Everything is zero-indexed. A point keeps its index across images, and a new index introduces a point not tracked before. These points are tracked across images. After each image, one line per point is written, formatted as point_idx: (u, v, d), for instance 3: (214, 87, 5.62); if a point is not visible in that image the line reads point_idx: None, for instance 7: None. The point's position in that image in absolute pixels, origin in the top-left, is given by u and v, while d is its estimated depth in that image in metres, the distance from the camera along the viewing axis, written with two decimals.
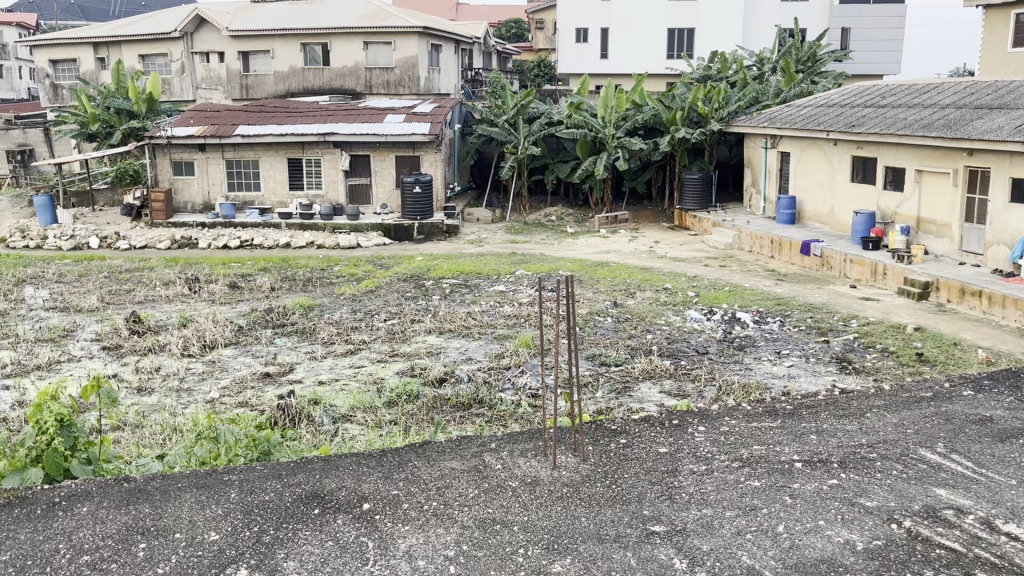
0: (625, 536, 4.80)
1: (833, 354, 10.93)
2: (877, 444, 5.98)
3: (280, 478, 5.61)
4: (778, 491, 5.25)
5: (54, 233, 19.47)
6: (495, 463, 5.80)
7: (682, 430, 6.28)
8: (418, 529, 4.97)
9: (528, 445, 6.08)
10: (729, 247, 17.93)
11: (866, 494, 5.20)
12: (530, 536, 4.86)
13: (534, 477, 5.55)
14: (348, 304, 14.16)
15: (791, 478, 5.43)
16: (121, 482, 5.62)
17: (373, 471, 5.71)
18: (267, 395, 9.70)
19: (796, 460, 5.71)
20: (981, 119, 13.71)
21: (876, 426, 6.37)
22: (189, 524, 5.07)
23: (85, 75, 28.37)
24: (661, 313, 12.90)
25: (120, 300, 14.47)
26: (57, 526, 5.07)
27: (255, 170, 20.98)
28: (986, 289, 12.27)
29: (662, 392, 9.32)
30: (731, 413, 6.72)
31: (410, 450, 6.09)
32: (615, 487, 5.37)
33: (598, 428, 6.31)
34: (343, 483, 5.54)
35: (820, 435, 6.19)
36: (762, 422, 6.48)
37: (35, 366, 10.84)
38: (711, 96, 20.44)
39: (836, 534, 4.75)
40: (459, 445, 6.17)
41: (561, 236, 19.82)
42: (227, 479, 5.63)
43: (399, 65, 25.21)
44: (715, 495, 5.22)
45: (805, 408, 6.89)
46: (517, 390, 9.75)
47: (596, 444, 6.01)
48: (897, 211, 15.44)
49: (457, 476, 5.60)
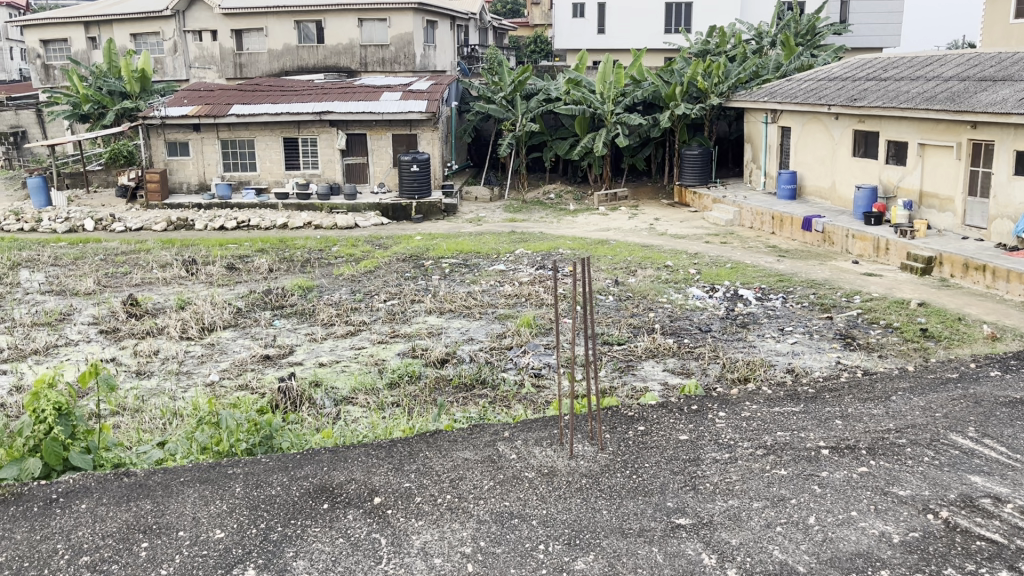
0: (649, 530, 4.65)
1: (837, 331, 10.80)
2: (905, 429, 5.82)
3: (287, 471, 5.45)
4: (807, 480, 5.10)
5: (49, 216, 19.23)
6: (509, 453, 5.63)
7: (701, 416, 6.12)
8: (432, 525, 4.81)
9: (542, 434, 5.92)
10: (730, 224, 17.73)
11: (899, 483, 5.04)
12: (551, 531, 4.70)
13: (551, 467, 5.40)
14: (347, 285, 13.97)
15: (819, 466, 5.27)
16: (120, 477, 5.44)
17: (383, 463, 5.56)
18: (267, 378, 9.58)
19: (823, 446, 5.55)
20: (985, 91, 13.46)
21: (903, 410, 6.22)
22: (192, 522, 4.91)
23: (76, 55, 28.00)
24: (663, 291, 12.73)
25: (117, 283, 14.27)
26: (54, 524, 4.91)
27: (250, 150, 20.69)
28: (991, 263, 12.12)
29: (667, 370, 9.28)
30: (751, 397, 6.55)
31: (422, 440, 5.91)
32: (637, 477, 5.22)
33: (615, 415, 6.16)
34: (352, 476, 5.38)
35: (845, 420, 6.03)
36: (785, 406, 6.33)
37: (32, 351, 10.66)
38: (711, 70, 20.13)
39: (871, 525, 4.60)
40: (471, 433, 6.01)
41: (560, 214, 19.60)
42: (231, 472, 5.46)
43: (394, 43, 24.76)
44: (740, 485, 5.07)
45: (828, 391, 6.75)
46: (520, 369, 9.66)
47: (614, 432, 5.87)
48: (899, 184, 15.22)
49: (471, 468, 5.44)
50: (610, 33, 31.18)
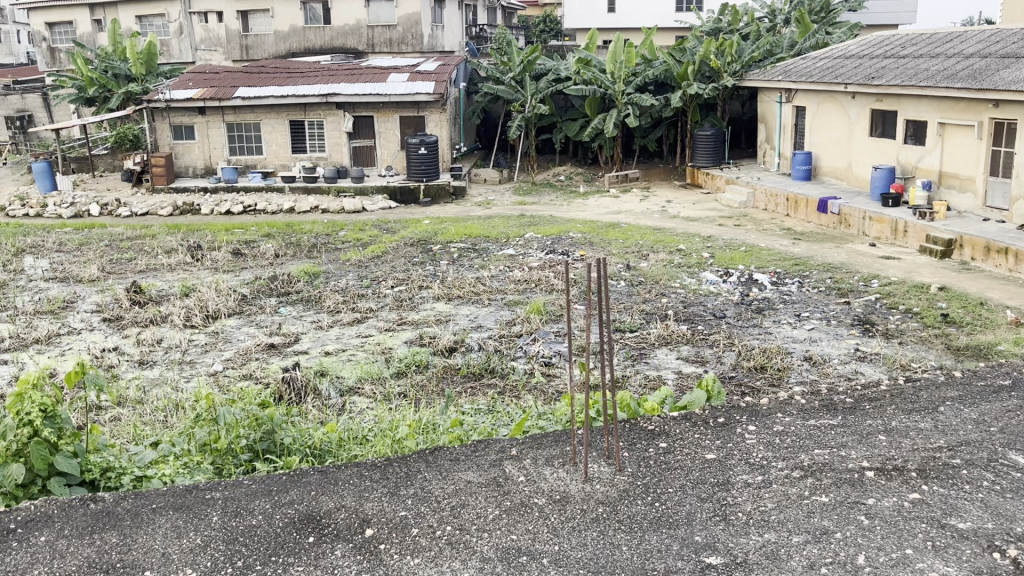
0: (676, 572, 4.23)
1: (855, 316, 10.36)
2: (960, 447, 5.38)
3: (270, 496, 5.09)
4: (851, 509, 4.67)
5: (54, 201, 18.87)
6: (517, 475, 5.23)
7: (729, 431, 5.68)
8: (429, 563, 4.42)
9: (553, 452, 5.50)
10: (743, 206, 17.23)
11: (957, 513, 4.59)
12: (563, 572, 4.29)
13: (563, 493, 4.98)
14: (354, 270, 13.57)
15: (865, 492, 4.84)
16: (87, 504, 5.06)
17: (377, 487, 5.18)
18: (272, 368, 9.21)
19: (867, 468, 5.12)
20: (1008, 67, 12.90)
21: (954, 424, 5.77)
22: (161, 559, 4.53)
23: (82, 38, 27.48)
24: (676, 276, 12.25)
25: (121, 269, 13.88)
26: (8, 563, 4.54)
27: (256, 132, 20.25)
28: (1014, 246, 11.61)
29: (681, 358, 8.90)
30: (782, 409, 6.10)
31: (421, 458, 5.52)
32: (660, 506, 4.79)
33: (633, 430, 5.72)
34: (343, 503, 5.00)
35: (889, 435, 5.60)
36: (821, 419, 5.88)
37: (33, 340, 10.31)
38: (724, 48, 19.51)
39: (930, 567, 4.16)
40: (475, 451, 5.61)
41: (571, 196, 19.13)
42: (209, 497, 5.10)
43: (401, 23, 24.21)
44: (777, 516, 4.65)
45: (868, 402, 6.27)
46: (530, 358, 9.28)
47: (633, 450, 5.44)
48: (918, 165, 14.64)
49: (474, 493, 5.04)
50: (621, 12, 30.63)
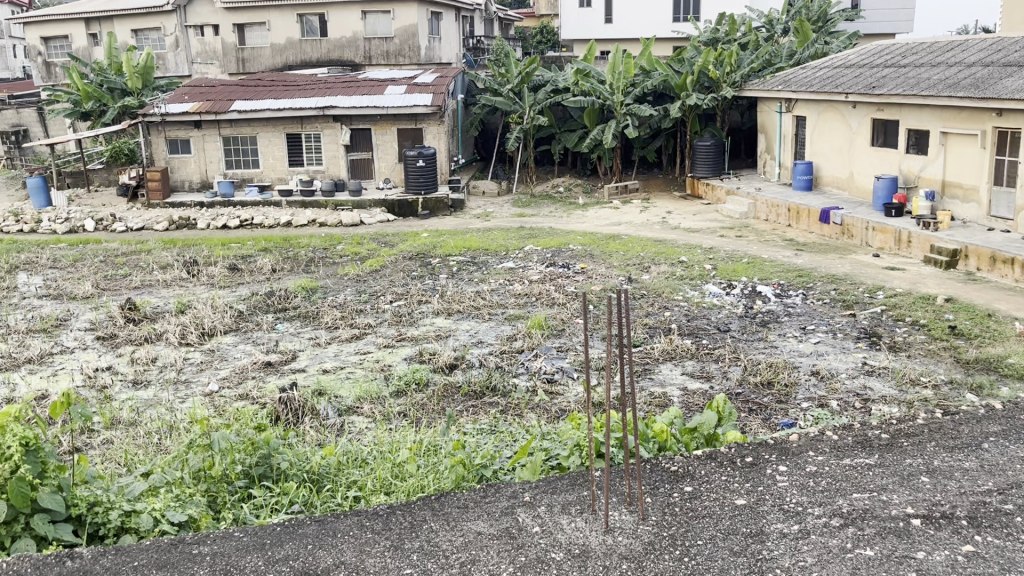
0: None
1: (862, 329, 10.06)
2: (1010, 491, 5.10)
3: (264, 551, 4.79)
4: (899, 564, 4.37)
5: (48, 217, 18.58)
6: (531, 525, 4.93)
7: (758, 472, 5.39)
8: None
9: (570, 497, 5.21)
10: (744, 217, 16.96)
11: (1015, 569, 4.29)
12: None
13: (583, 547, 4.68)
14: (353, 285, 13.27)
15: (912, 544, 4.54)
16: (63, 561, 4.77)
17: (379, 540, 4.88)
18: (269, 387, 8.90)
19: (912, 515, 4.82)
20: (1011, 76, 12.66)
21: (1001, 463, 5.50)
22: None
23: (77, 52, 27.28)
24: (679, 289, 11.94)
25: (116, 285, 13.57)
26: None
27: (252, 146, 19.98)
28: (1020, 257, 11.36)
29: (686, 374, 8.59)
30: (813, 445, 5.78)
31: (426, 506, 5.23)
32: (689, 561, 4.49)
33: (656, 470, 5.43)
34: (342, 558, 4.70)
35: (933, 476, 5.30)
36: (857, 458, 5.58)
37: (25, 360, 9.99)
38: (723, 58, 19.31)
39: None
40: (485, 496, 5.31)
41: (570, 208, 18.86)
42: (196, 552, 4.81)
43: (398, 35, 23.99)
44: (817, 572, 4.35)
45: (904, 436, 5.95)
46: (532, 375, 8.97)
47: (656, 495, 5.14)
48: (920, 175, 14.39)
49: (486, 547, 4.74)
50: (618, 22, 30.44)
